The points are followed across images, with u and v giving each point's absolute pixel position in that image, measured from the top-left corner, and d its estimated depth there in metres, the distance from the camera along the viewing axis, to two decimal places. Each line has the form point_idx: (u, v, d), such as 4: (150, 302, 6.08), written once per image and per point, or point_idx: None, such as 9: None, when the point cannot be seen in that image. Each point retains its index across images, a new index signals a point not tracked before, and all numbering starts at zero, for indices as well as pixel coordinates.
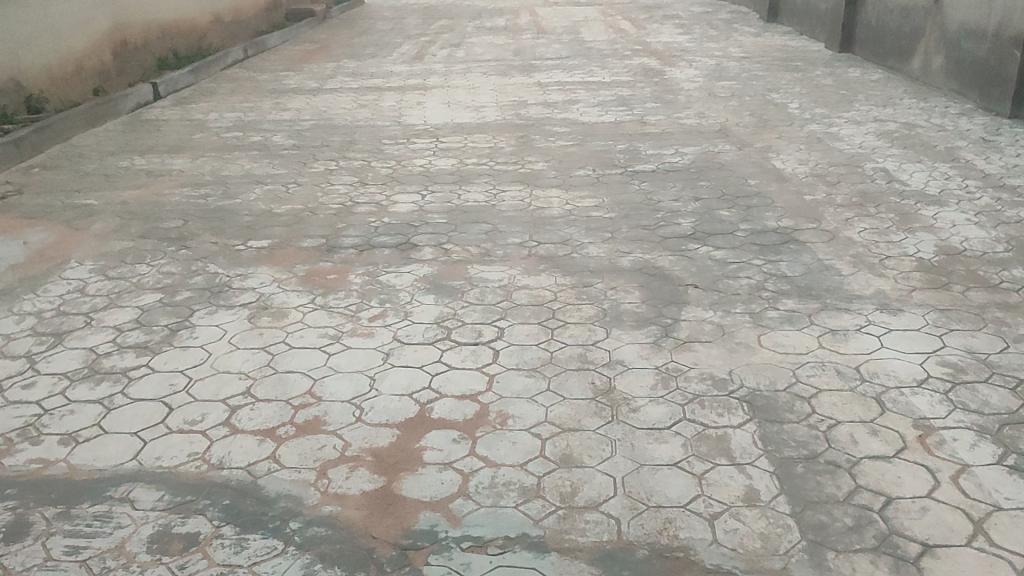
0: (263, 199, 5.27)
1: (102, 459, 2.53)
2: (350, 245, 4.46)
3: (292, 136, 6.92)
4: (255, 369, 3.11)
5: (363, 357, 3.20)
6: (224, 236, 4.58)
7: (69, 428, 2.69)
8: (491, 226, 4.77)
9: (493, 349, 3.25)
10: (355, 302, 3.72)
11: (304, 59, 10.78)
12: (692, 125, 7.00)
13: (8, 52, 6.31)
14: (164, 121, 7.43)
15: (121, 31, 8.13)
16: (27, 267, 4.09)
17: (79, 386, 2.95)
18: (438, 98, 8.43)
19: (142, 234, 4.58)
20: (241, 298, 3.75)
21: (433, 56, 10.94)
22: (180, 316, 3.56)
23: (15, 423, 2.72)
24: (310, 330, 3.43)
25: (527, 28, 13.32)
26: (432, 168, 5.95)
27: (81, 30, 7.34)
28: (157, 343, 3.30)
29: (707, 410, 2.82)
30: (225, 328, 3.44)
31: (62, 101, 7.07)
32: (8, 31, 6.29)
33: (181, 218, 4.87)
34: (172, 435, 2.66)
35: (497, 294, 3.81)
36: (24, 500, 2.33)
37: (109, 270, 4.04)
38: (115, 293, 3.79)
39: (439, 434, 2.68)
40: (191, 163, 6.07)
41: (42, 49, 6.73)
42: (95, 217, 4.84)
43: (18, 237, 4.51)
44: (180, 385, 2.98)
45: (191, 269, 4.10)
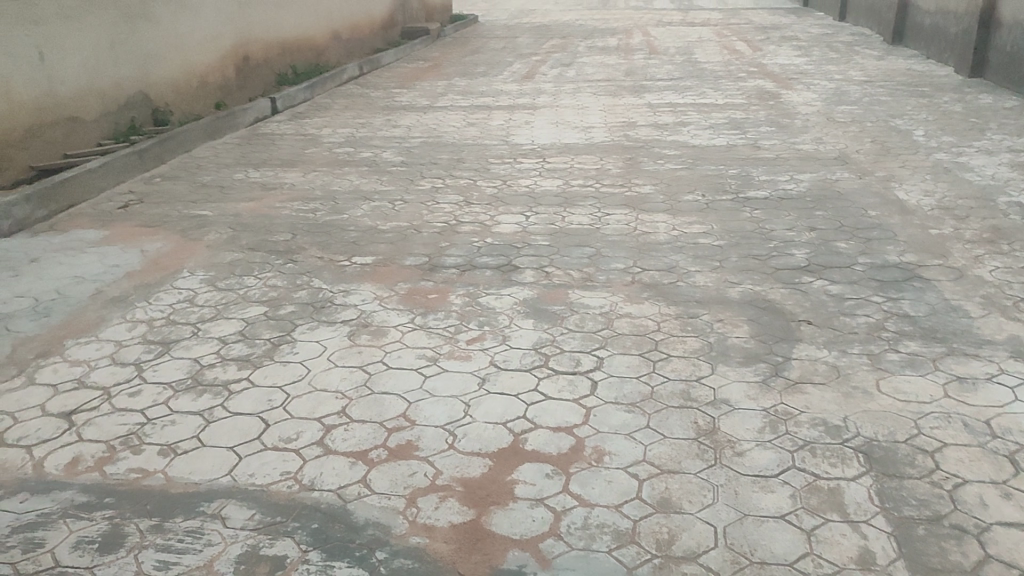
0: (370, 215, 5.33)
1: (198, 473, 2.55)
2: (452, 265, 4.43)
3: (401, 153, 7.00)
4: (351, 388, 3.09)
5: (458, 381, 3.14)
6: (329, 251, 4.64)
7: (169, 439, 2.74)
8: (595, 250, 4.67)
9: (591, 380, 3.15)
10: (453, 323, 3.68)
11: (417, 76, 10.95)
12: (809, 151, 6.73)
13: (138, 66, 6.61)
14: (281, 135, 7.64)
15: (244, 47, 8.43)
16: (142, 275, 4.23)
17: (182, 397, 3.00)
18: (546, 118, 8.40)
19: (252, 246, 4.68)
20: (342, 315, 3.77)
21: (543, 75, 10.93)
22: (282, 330, 3.60)
23: (119, 430, 2.78)
24: (408, 351, 3.41)
25: (640, 48, 13.19)
26: (537, 189, 5.90)
27: (207, 46, 7.65)
28: (258, 357, 3.34)
29: (819, 458, 2.63)
30: (324, 344, 3.46)
31: (185, 113, 7.36)
32: (138, 47, 6.60)
33: (289, 231, 4.97)
34: (267, 452, 2.67)
35: (598, 321, 3.70)
36: (121, 511, 2.36)
37: (218, 281, 4.14)
38: (222, 304, 3.87)
39: (533, 468, 2.59)
40: (303, 177, 6.21)
41: (168, 64, 7.03)
42: (209, 228, 4.99)
43: (136, 245, 4.68)
44: (277, 401, 2.99)
45: (297, 282, 4.16)
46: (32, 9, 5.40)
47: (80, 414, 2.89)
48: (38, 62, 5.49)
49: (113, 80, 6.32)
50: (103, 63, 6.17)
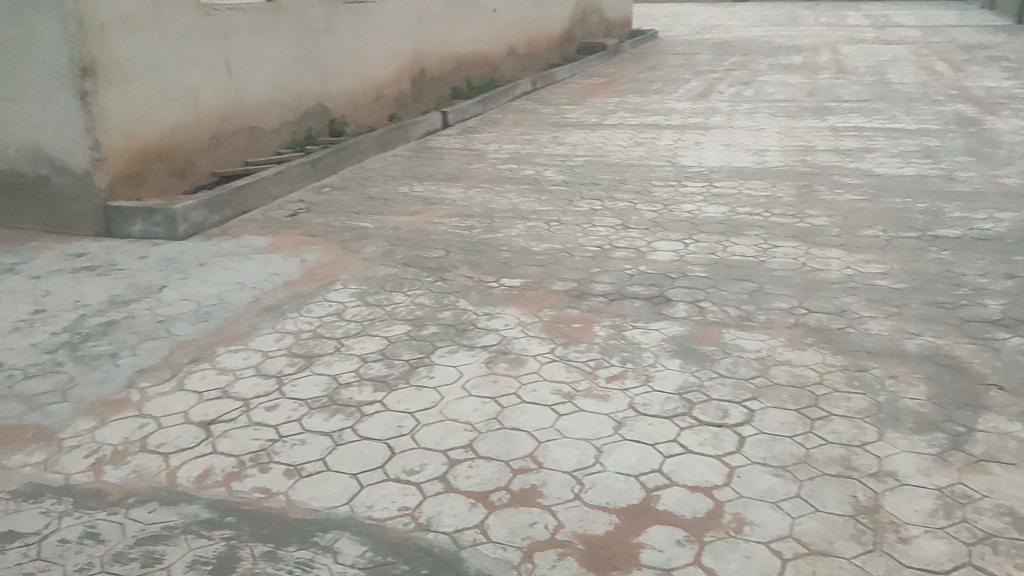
0: (524, 235, 5.25)
1: (318, 499, 2.51)
2: (601, 293, 4.26)
3: (563, 172, 6.89)
4: (482, 420, 2.97)
5: (594, 423, 2.96)
6: (479, 271, 4.57)
7: (297, 459, 2.72)
8: (757, 285, 4.36)
9: (739, 436, 2.88)
10: (595, 357, 3.50)
11: (589, 93, 10.85)
12: (1013, 186, 6.05)
13: (318, 79, 6.86)
14: (448, 149, 7.73)
15: (420, 61, 8.61)
16: (298, 284, 4.32)
17: (315, 415, 2.99)
18: (718, 139, 8.05)
19: (405, 262, 4.70)
20: (483, 340, 3.67)
21: (719, 94, 10.54)
22: (421, 351, 3.54)
23: (251, 445, 2.79)
24: (545, 384, 3.25)
25: (827, 67, 12.49)
26: (701, 215, 5.62)
27: (385, 59, 7.86)
28: (394, 378, 3.28)
29: (1001, 557, 2.26)
30: (461, 370, 3.36)
31: (359, 125, 7.57)
32: (320, 60, 6.85)
33: (443, 248, 4.96)
34: (388, 483, 2.59)
35: (752, 368, 3.41)
36: (240, 532, 2.35)
37: (368, 296, 4.16)
38: (368, 321, 3.86)
39: (662, 531, 2.38)
40: (464, 193, 6.22)
41: (347, 77, 7.27)
42: (367, 241, 5.06)
43: (297, 254, 4.80)
44: (406, 428, 2.91)
45: (443, 302, 4.11)
46: (224, 23, 5.68)
47: (218, 424, 2.93)
48: (226, 74, 5.77)
49: (294, 92, 6.58)
50: (285, 76, 6.43)
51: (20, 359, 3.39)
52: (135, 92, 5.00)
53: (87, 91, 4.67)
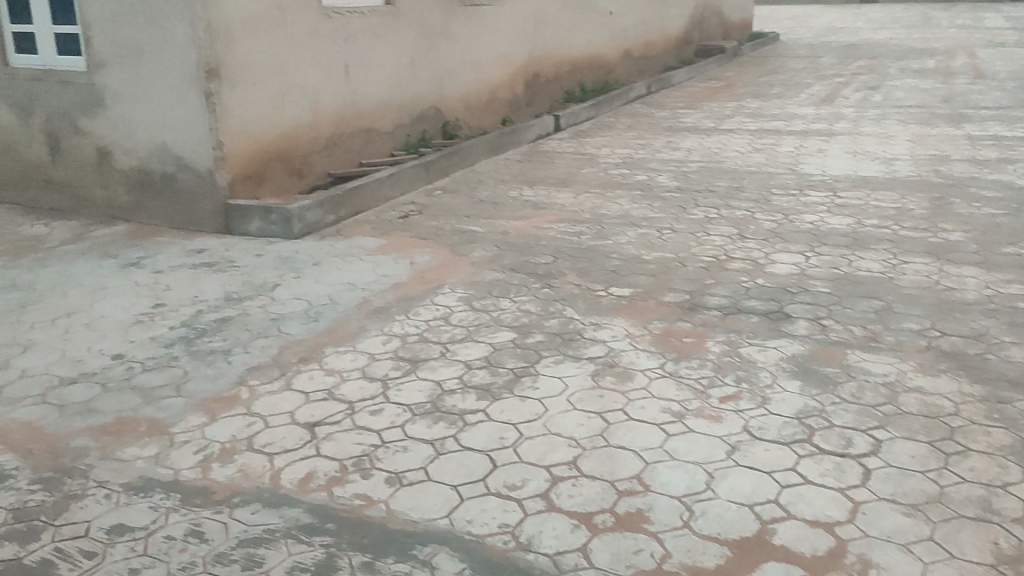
0: (635, 242, 5.10)
1: (418, 511, 2.46)
2: (714, 306, 4.08)
3: (678, 178, 6.70)
4: (587, 436, 2.86)
5: (705, 447, 2.80)
6: (588, 279, 4.46)
7: (398, 467, 2.67)
8: (885, 304, 4.09)
9: (864, 468, 2.67)
10: (707, 375, 3.33)
11: (706, 97, 10.56)
12: None
13: (433, 82, 6.90)
14: (560, 153, 7.64)
15: (535, 65, 8.57)
16: (407, 287, 4.31)
17: (418, 422, 2.94)
18: (843, 147, 7.67)
19: (513, 267, 4.63)
20: (590, 351, 3.54)
21: (845, 99, 10.08)
22: (526, 360, 3.44)
23: (354, 450, 2.77)
24: (654, 401, 3.11)
25: (963, 71, 11.78)
26: (824, 227, 5.34)
27: (499, 63, 7.84)
28: (498, 388, 3.19)
29: None
30: (567, 382, 3.25)
31: (472, 128, 7.57)
32: (436, 63, 6.88)
33: (552, 254, 4.87)
34: (489, 497, 2.52)
35: (879, 394, 3.17)
36: (339, 540, 2.33)
37: (474, 301, 4.11)
38: (474, 326, 3.80)
39: (777, 569, 2.22)
40: (574, 198, 6.11)
41: (461, 80, 7.28)
42: (475, 245, 5.02)
43: (407, 256, 4.80)
44: (509, 440, 2.83)
45: (550, 310, 4.01)
46: (344, 26, 5.76)
47: (322, 426, 2.92)
48: (344, 76, 5.85)
49: (409, 94, 6.63)
50: (401, 79, 6.48)
51: (139, 352, 3.49)
52: (257, 94, 5.12)
53: (211, 90, 4.81)
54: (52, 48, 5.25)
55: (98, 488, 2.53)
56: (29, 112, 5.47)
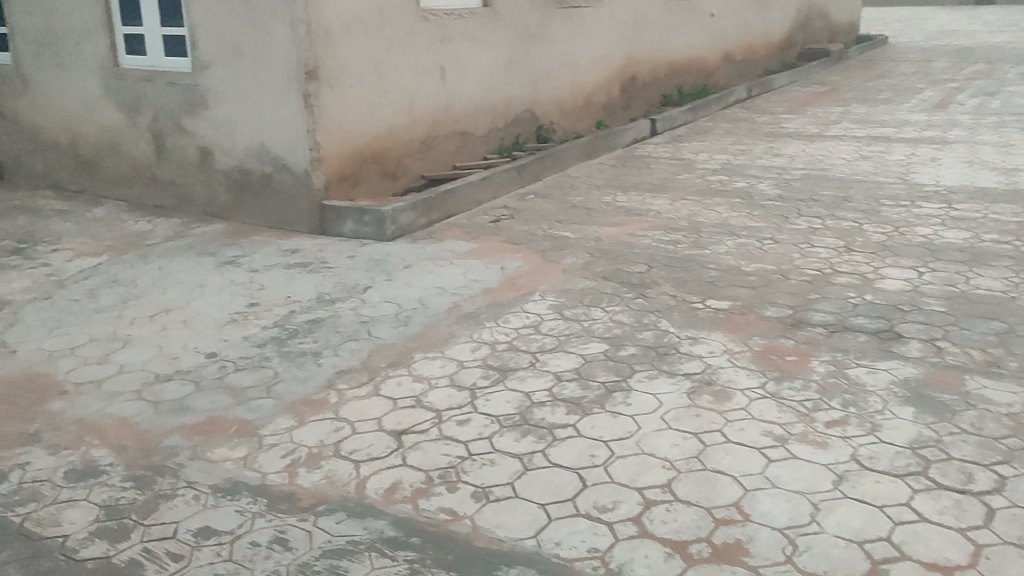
0: (734, 253, 4.91)
1: (504, 528, 2.37)
2: (819, 322, 3.87)
3: (779, 185, 6.44)
4: (682, 458, 2.72)
5: (809, 475, 2.63)
6: (684, 290, 4.30)
7: (485, 481, 2.59)
8: (1007, 326, 3.80)
9: (987, 508, 2.45)
10: (812, 398, 3.14)
11: (810, 101, 10.18)
12: None
13: (528, 85, 6.83)
14: (655, 158, 7.46)
15: (632, 67, 8.41)
16: (497, 292, 4.24)
17: (506, 434, 2.85)
18: (958, 156, 7.26)
19: (605, 275, 4.51)
20: (686, 366, 3.39)
21: (960, 106, 9.56)
22: (618, 374, 3.31)
23: (440, 461, 2.70)
24: (754, 423, 2.94)
25: None
26: (938, 240, 5.03)
27: (596, 66, 7.72)
28: (589, 402, 3.08)
29: None
30: (661, 400, 3.11)
31: (567, 132, 7.48)
32: (531, 66, 6.82)
33: (646, 263, 4.72)
34: (578, 518, 2.41)
35: (1003, 426, 2.93)
36: (423, 555, 2.26)
37: (565, 309, 4.00)
38: (565, 336, 3.69)
39: None
40: (670, 205, 5.94)
41: (557, 83, 7.20)
42: (568, 251, 4.92)
43: (498, 261, 4.74)
44: (600, 458, 2.71)
45: (643, 321, 3.87)
46: (441, 28, 5.75)
47: (409, 435, 2.86)
48: (440, 79, 5.84)
49: (504, 97, 6.58)
50: (497, 82, 6.44)
51: (232, 351, 3.52)
52: (354, 96, 5.15)
53: (310, 92, 4.86)
54: (161, 49, 5.42)
55: (187, 488, 2.54)
56: (137, 112, 5.64)
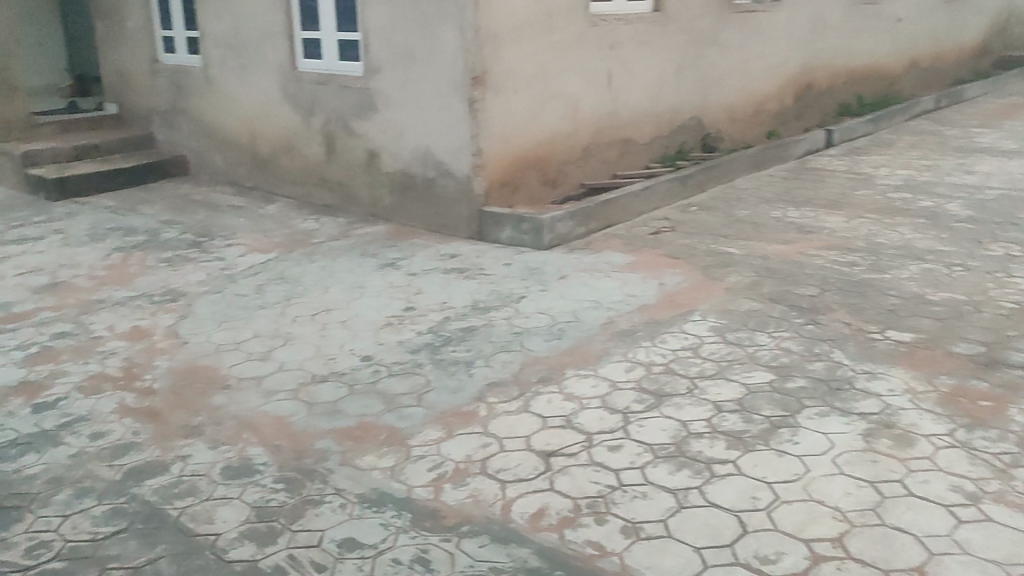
0: (919, 279, 4.50)
1: (655, 571, 2.22)
2: (1019, 364, 3.45)
3: (971, 206, 5.89)
4: (855, 510, 2.46)
5: (1008, 543, 2.31)
6: (860, 317, 3.97)
7: (636, 516, 2.44)
8: None
9: None
10: (1011, 451, 2.78)
11: (1008, 114, 9.32)
12: None
13: (697, 92, 6.58)
14: (830, 172, 7.02)
15: (809, 75, 7.97)
16: (655, 309, 4.06)
17: (660, 466, 2.68)
18: None
19: (773, 297, 4.23)
20: (862, 405, 3.10)
21: None
22: (785, 409, 3.06)
23: (589, 489, 2.57)
24: (941, 476, 2.63)
25: None
26: None
27: (769, 73, 7.36)
28: (752, 438, 2.86)
29: None
30: (833, 441, 2.84)
31: (734, 141, 7.16)
32: (701, 73, 6.57)
33: (818, 286, 4.40)
34: (737, 568, 2.22)
35: None
36: None
37: (728, 332, 3.77)
38: (727, 362, 3.46)
39: None
40: (846, 223, 5.55)
41: (727, 90, 6.90)
42: (732, 268, 4.67)
43: (657, 276, 4.55)
44: (763, 502, 2.50)
45: (814, 350, 3.59)
46: (610, 34, 5.62)
47: (558, 457, 2.74)
48: (606, 85, 5.71)
49: (671, 104, 6.37)
50: (664, 88, 6.24)
51: (386, 355, 3.51)
52: (519, 102, 5.11)
53: (475, 97, 4.85)
54: (336, 53, 5.60)
55: (335, 495, 2.53)
56: (311, 114, 5.83)
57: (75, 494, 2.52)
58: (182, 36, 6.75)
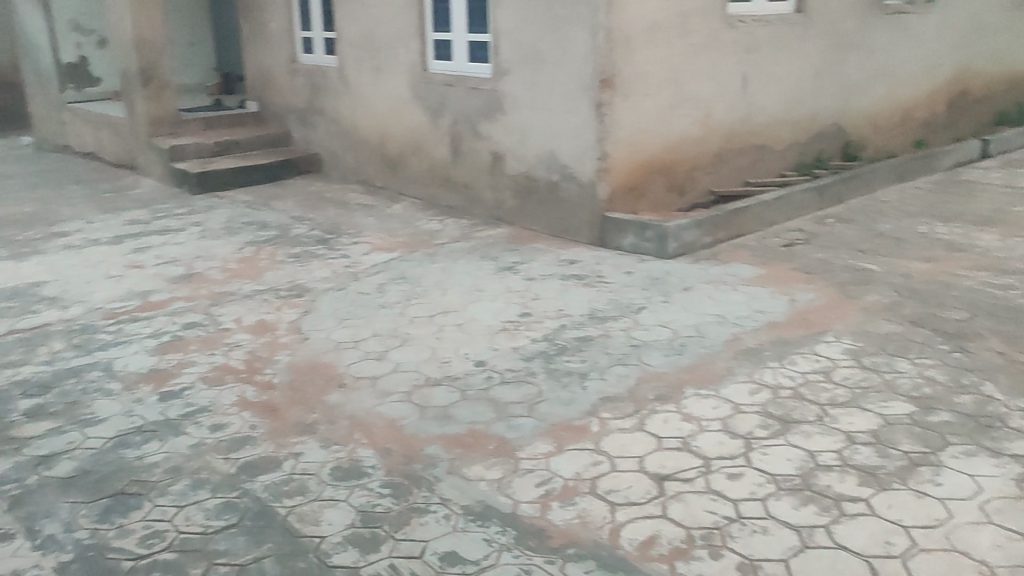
0: None
1: None
2: None
3: None
4: (1005, 566, 2.21)
5: None
6: (1015, 347, 3.62)
7: (755, 552, 2.28)
8: None
9: None
10: None
11: None
12: None
13: (838, 98, 6.24)
14: (985, 185, 6.51)
15: (964, 80, 7.43)
16: (784, 327, 3.83)
17: (783, 500, 2.50)
18: None
19: (916, 320, 3.92)
20: (1015, 446, 2.81)
21: None
22: (926, 445, 2.81)
23: (704, 519, 2.42)
24: None
25: None
26: None
27: (919, 77, 6.90)
28: (887, 475, 2.63)
29: None
30: (980, 485, 2.58)
31: (877, 150, 6.75)
32: (844, 77, 6.22)
33: (967, 310, 4.06)
34: None
35: None
36: None
37: (864, 357, 3.51)
38: (862, 389, 3.22)
39: None
40: (1001, 242, 5.11)
41: (871, 96, 6.51)
42: (870, 287, 4.37)
43: (788, 291, 4.31)
44: (897, 548, 2.28)
45: (961, 381, 3.29)
46: (748, 36, 5.38)
47: (673, 481, 2.60)
48: (742, 89, 5.48)
49: (810, 110, 6.05)
50: (802, 93, 5.94)
51: (501, 362, 3.43)
52: (648, 106, 4.96)
53: (603, 101, 4.73)
54: (465, 54, 5.61)
55: (440, 505, 2.48)
56: (439, 114, 5.86)
57: (191, 485, 2.56)
58: (320, 37, 6.94)
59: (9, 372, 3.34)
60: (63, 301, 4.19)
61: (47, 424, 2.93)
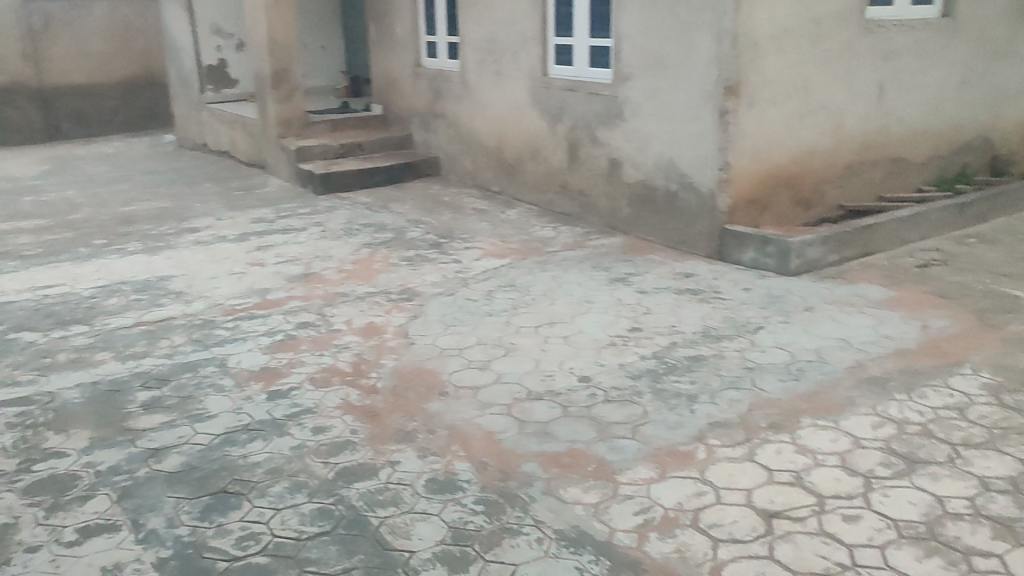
0: None
1: None
2: None
3: None
4: None
5: None
6: None
7: None
8: None
9: None
10: None
11: None
12: None
13: (986, 107, 5.80)
14: None
15: None
16: (915, 356, 3.56)
17: (904, 549, 2.30)
18: None
19: None
20: None
21: None
22: None
23: (815, 564, 2.25)
24: None
25: None
26: None
27: None
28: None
29: None
30: None
31: None
32: (993, 86, 5.77)
33: None
34: None
35: None
36: None
37: (1004, 393, 3.21)
38: (1001, 430, 2.94)
39: None
40: None
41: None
42: (1015, 315, 4.01)
43: (921, 317, 4.01)
44: None
45: None
46: (887, 42, 5.06)
47: (782, 520, 2.44)
48: (878, 98, 5.16)
49: (953, 121, 5.65)
50: (945, 103, 5.55)
51: (607, 379, 3.33)
52: (775, 115, 4.74)
53: (727, 109, 4.55)
54: (587, 60, 5.52)
55: (534, 528, 2.40)
56: (558, 120, 5.79)
57: (289, 488, 2.57)
58: (444, 41, 6.99)
59: (131, 363, 3.46)
60: (188, 296, 4.35)
61: (161, 417, 3.00)
